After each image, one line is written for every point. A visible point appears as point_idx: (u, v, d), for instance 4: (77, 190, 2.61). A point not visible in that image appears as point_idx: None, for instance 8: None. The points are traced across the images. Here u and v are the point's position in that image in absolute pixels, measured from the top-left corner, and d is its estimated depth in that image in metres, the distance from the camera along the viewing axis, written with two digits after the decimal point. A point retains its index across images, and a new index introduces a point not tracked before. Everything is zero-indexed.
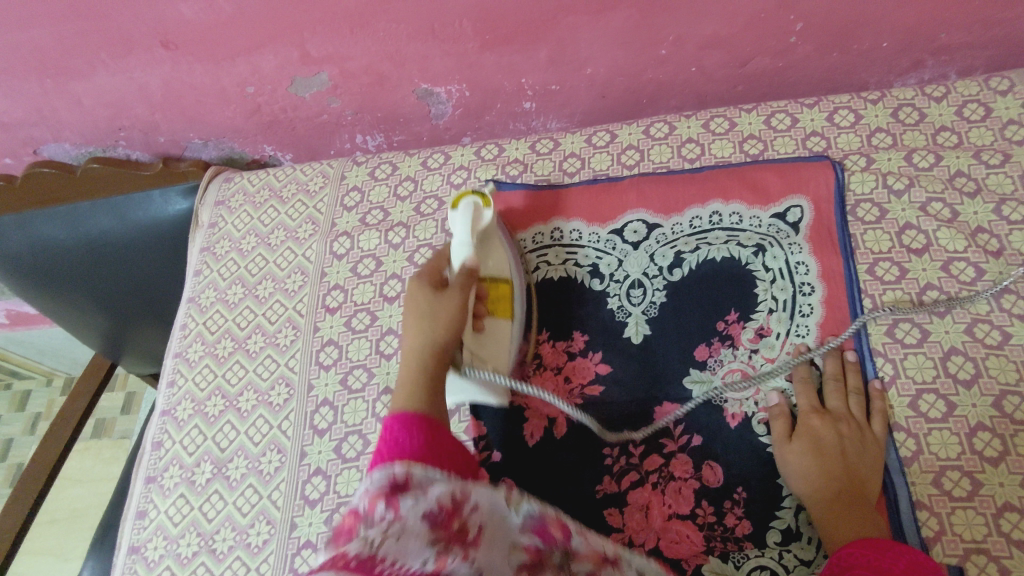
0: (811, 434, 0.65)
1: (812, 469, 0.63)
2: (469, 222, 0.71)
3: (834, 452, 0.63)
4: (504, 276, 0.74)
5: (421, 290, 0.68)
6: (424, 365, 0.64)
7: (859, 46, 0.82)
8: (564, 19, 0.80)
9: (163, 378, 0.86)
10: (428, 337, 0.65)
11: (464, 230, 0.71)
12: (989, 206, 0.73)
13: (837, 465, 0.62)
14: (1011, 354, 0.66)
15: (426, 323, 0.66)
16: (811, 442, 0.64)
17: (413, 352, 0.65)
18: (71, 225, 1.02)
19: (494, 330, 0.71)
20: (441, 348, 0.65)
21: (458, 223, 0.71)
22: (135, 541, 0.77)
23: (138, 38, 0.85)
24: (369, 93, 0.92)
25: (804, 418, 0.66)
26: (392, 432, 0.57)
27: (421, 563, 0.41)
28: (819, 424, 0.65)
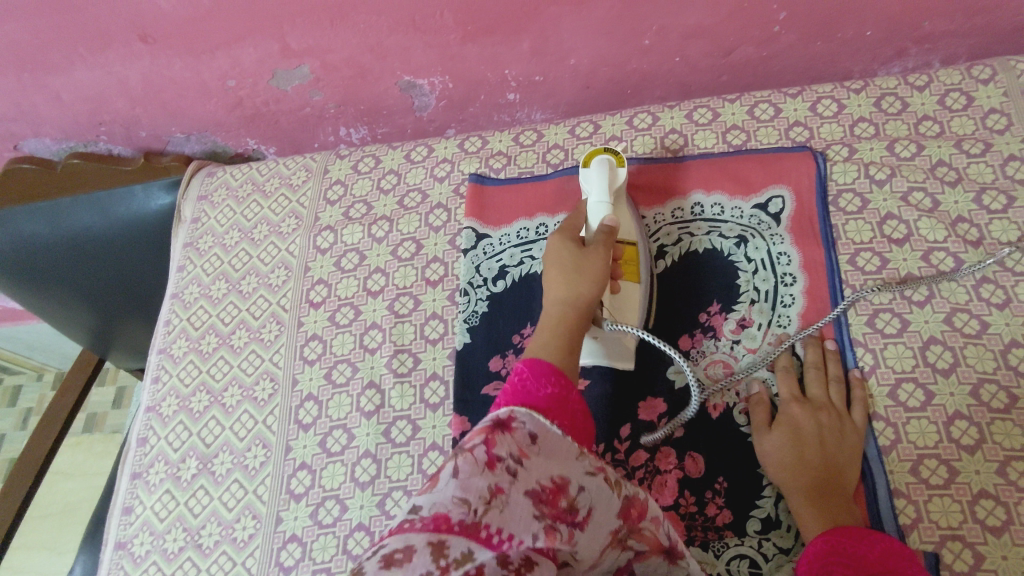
0: (792, 423, 0.65)
1: (793, 458, 0.63)
2: (607, 179, 0.72)
3: (815, 442, 0.63)
4: (630, 238, 0.74)
5: (565, 244, 0.66)
6: (567, 316, 0.62)
7: (843, 35, 0.82)
8: (546, 10, 0.80)
9: (148, 374, 0.86)
10: (577, 287, 0.62)
11: (600, 186, 0.71)
12: (969, 195, 0.73)
13: (817, 455, 0.62)
14: (989, 343, 0.66)
15: (569, 271, 0.64)
16: (791, 430, 0.64)
17: (558, 305, 0.62)
18: (52, 221, 1.01)
19: (625, 300, 0.72)
20: (587, 296, 0.62)
21: (595, 181, 0.72)
22: (121, 536, 0.77)
23: (117, 32, 0.84)
24: (351, 85, 0.91)
25: (785, 406, 0.66)
26: (525, 367, 0.56)
27: (531, 538, 0.46)
28: (800, 413, 0.65)
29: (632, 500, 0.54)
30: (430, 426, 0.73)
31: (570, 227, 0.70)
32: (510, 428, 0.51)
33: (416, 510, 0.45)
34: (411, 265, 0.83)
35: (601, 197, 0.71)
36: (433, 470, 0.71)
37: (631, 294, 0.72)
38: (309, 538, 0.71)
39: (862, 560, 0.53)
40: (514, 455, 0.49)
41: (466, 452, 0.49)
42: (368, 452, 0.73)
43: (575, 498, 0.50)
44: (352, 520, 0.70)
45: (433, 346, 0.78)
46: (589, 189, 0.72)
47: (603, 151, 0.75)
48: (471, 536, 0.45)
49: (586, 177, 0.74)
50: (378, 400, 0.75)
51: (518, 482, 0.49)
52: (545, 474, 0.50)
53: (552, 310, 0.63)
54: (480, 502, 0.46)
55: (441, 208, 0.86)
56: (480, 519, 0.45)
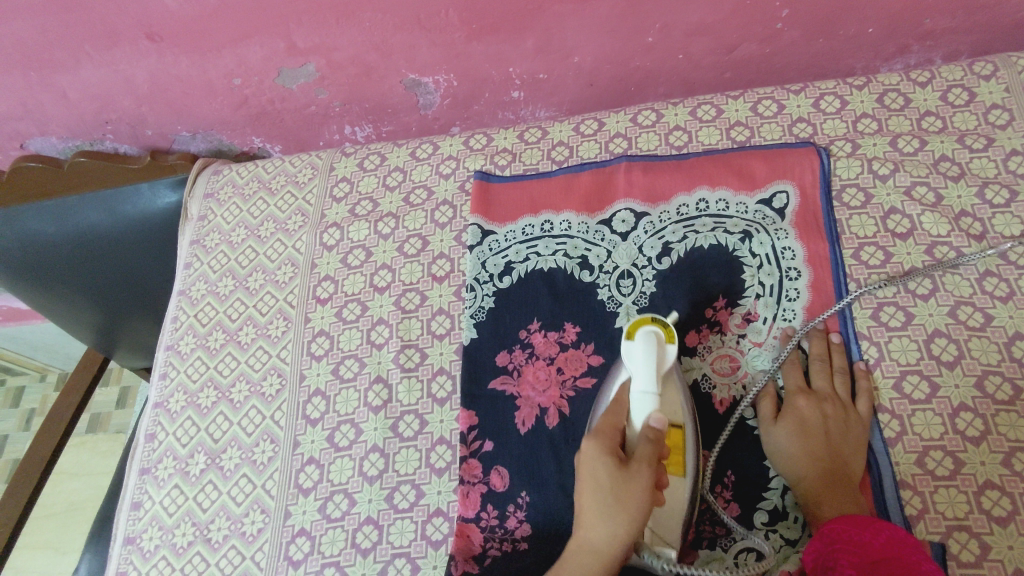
0: (797, 416, 0.65)
1: (797, 450, 0.64)
2: (653, 359, 0.62)
3: (819, 434, 0.64)
4: (676, 422, 0.64)
5: (603, 460, 0.58)
6: (603, 573, 0.56)
7: (845, 31, 0.82)
8: (551, 7, 0.80)
9: (155, 371, 0.87)
10: (618, 528, 0.56)
11: (649, 374, 0.62)
12: (973, 189, 0.73)
13: (821, 447, 0.63)
14: (993, 336, 0.67)
15: (609, 503, 0.56)
16: (796, 423, 0.65)
17: (600, 547, 0.56)
18: (60, 219, 1.02)
19: (671, 510, 0.61)
20: (624, 541, 0.56)
21: (640, 361, 0.62)
22: (130, 531, 0.77)
23: (123, 31, 0.84)
24: (357, 84, 0.91)
25: (791, 399, 0.67)
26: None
27: None
28: (805, 406, 0.66)
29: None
30: (437, 420, 0.74)
31: (611, 427, 0.61)
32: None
33: None
34: (417, 261, 0.83)
35: (650, 388, 0.61)
36: (441, 464, 0.71)
37: (677, 495, 0.62)
38: (318, 532, 0.71)
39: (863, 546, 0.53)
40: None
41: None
42: (376, 446, 0.74)
43: None
44: (361, 514, 0.71)
45: (440, 341, 0.78)
46: (633, 369, 0.63)
47: (652, 321, 0.65)
48: None
49: (631, 354, 0.64)
50: (385, 396, 0.76)
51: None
52: None
53: (584, 558, 0.56)
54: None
55: (447, 205, 0.86)
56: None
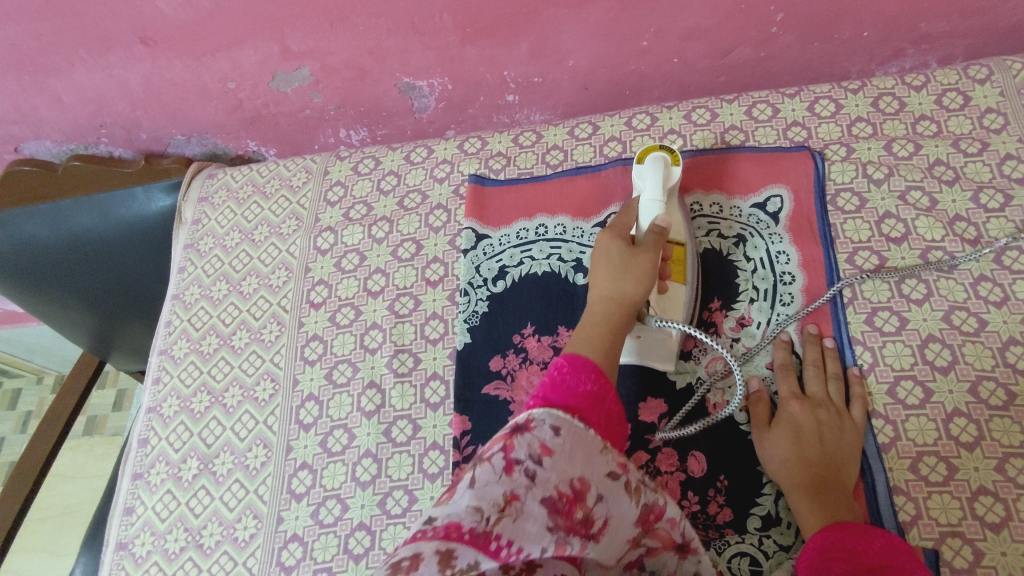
0: (791, 421, 0.65)
1: (792, 455, 0.63)
2: (660, 176, 0.69)
3: (814, 439, 0.63)
4: (679, 239, 0.72)
5: (614, 243, 0.65)
6: (615, 317, 0.61)
7: (840, 35, 0.82)
8: (545, 11, 0.80)
9: (149, 375, 0.86)
10: (623, 284, 0.62)
11: (654, 184, 0.68)
12: (967, 194, 0.73)
13: (816, 452, 0.62)
14: (987, 341, 0.67)
15: (619, 270, 0.63)
16: (791, 427, 0.64)
17: (603, 301, 0.63)
18: (53, 224, 1.01)
19: (671, 302, 0.69)
20: (634, 300, 0.62)
21: (649, 174, 0.69)
22: (122, 536, 0.77)
23: (117, 35, 0.84)
24: (351, 87, 0.91)
25: (785, 404, 0.66)
26: (565, 362, 0.56)
27: (540, 550, 0.46)
28: (799, 410, 0.65)
29: (651, 506, 0.53)
30: (430, 425, 0.73)
31: (621, 224, 0.67)
32: (530, 429, 0.50)
33: (429, 521, 0.46)
34: (411, 265, 0.83)
35: (654, 193, 0.68)
36: (433, 469, 0.71)
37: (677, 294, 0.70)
38: (310, 538, 0.71)
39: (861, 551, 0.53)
40: (528, 461, 0.49)
41: (484, 461, 0.49)
42: (369, 451, 0.73)
43: (591, 509, 0.49)
44: (353, 520, 0.71)
45: (433, 346, 0.78)
46: (642, 185, 0.70)
47: (660, 149, 0.72)
48: (481, 547, 0.45)
49: (641, 173, 0.71)
50: (378, 400, 0.76)
51: (535, 487, 0.48)
52: (563, 480, 0.49)
53: (595, 314, 0.62)
54: (493, 508, 0.47)
55: (441, 209, 0.86)
56: (490, 527, 0.46)
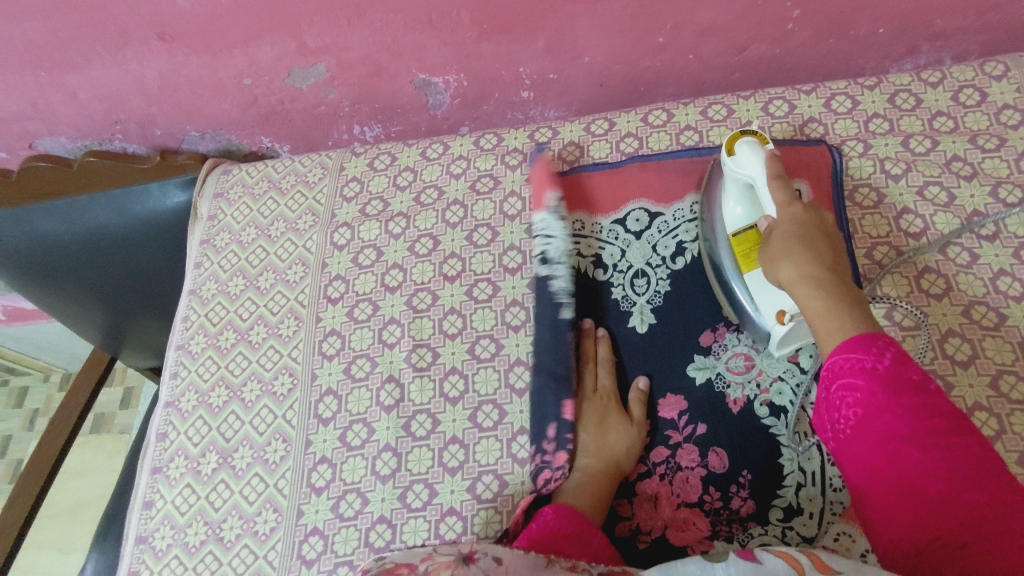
0: (794, 218, 0.61)
1: (818, 256, 0.58)
2: (759, 161, 0.67)
3: (824, 240, 0.59)
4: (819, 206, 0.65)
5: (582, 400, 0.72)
6: (598, 459, 0.68)
7: (856, 32, 0.82)
8: (562, 8, 0.80)
9: (166, 370, 0.86)
10: (602, 435, 0.69)
11: (760, 171, 0.66)
12: (985, 189, 0.73)
13: (830, 254, 0.58)
14: (1007, 334, 0.67)
15: (781, 256, 0.59)
16: (795, 228, 0.60)
17: (589, 451, 0.69)
18: (70, 219, 1.02)
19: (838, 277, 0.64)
20: (617, 443, 0.68)
21: (749, 163, 0.67)
22: (142, 530, 0.77)
23: (134, 30, 0.84)
24: (366, 84, 0.92)
25: (780, 210, 0.63)
26: (548, 511, 0.61)
27: None
28: (803, 210, 0.62)
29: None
30: (450, 419, 0.74)
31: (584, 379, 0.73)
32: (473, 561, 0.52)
33: None
34: (428, 261, 0.83)
35: (766, 175, 0.65)
36: (454, 463, 0.71)
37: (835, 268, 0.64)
38: (331, 531, 0.71)
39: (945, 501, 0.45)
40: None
41: None
42: (389, 445, 0.74)
43: None
44: (373, 513, 0.71)
45: (452, 341, 0.78)
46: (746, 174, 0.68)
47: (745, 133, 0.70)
48: None
49: (735, 161, 0.68)
50: (397, 395, 0.76)
51: None
52: None
53: (583, 464, 0.68)
54: None
55: (457, 205, 0.86)
56: None
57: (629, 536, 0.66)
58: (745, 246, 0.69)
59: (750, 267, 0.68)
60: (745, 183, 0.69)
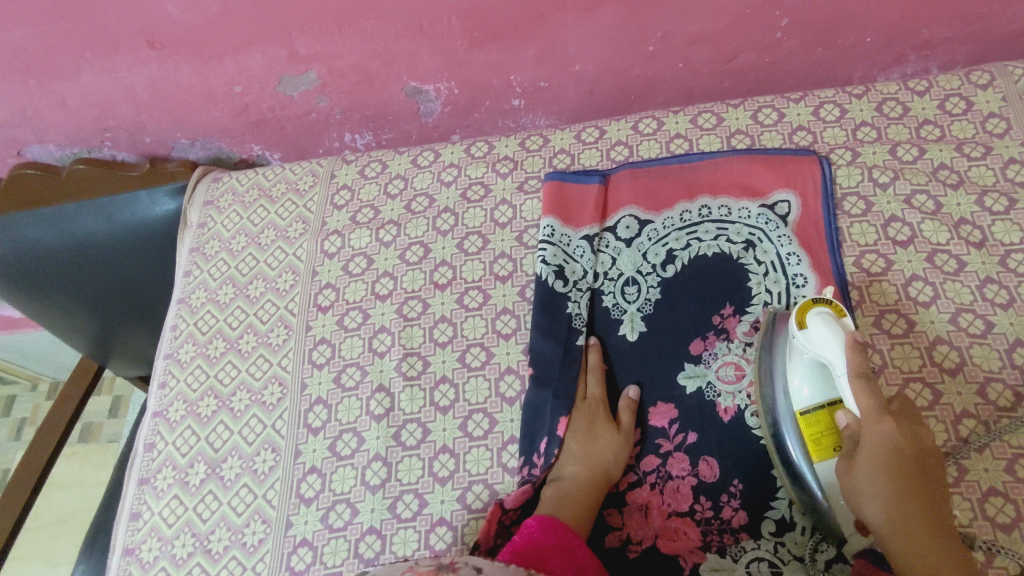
0: (884, 441, 0.55)
1: (898, 504, 0.53)
2: (838, 342, 0.60)
3: (912, 468, 0.54)
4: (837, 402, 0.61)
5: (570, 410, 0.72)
6: (585, 468, 0.67)
7: (843, 41, 0.83)
8: (553, 16, 0.81)
9: (155, 380, 0.86)
10: (591, 444, 0.69)
11: (839, 355, 0.59)
12: (972, 197, 0.74)
13: (910, 498, 0.53)
14: (994, 342, 0.67)
15: (871, 493, 0.54)
16: (887, 456, 0.54)
17: (575, 460, 0.68)
18: (57, 227, 1.01)
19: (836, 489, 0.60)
20: (605, 453, 0.68)
21: (826, 346, 0.60)
22: (129, 542, 0.76)
23: (124, 37, 0.84)
24: (357, 91, 0.92)
25: (869, 425, 0.56)
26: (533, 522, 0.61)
27: None
28: (895, 431, 0.56)
29: None
30: (440, 429, 0.73)
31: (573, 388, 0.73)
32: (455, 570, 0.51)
33: None
34: (419, 269, 0.83)
35: (847, 367, 0.58)
36: (444, 473, 0.71)
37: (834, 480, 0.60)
38: (320, 542, 0.70)
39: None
40: None
41: None
42: (379, 455, 0.73)
43: None
44: (363, 524, 0.70)
45: (442, 349, 0.78)
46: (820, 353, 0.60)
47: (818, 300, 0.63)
48: None
49: (808, 338, 0.61)
50: (387, 404, 0.76)
51: None
52: None
53: (570, 472, 0.68)
54: None
55: (448, 213, 0.86)
56: None
57: (620, 546, 0.66)
58: (815, 432, 0.61)
59: (819, 458, 0.60)
60: (815, 360, 0.62)
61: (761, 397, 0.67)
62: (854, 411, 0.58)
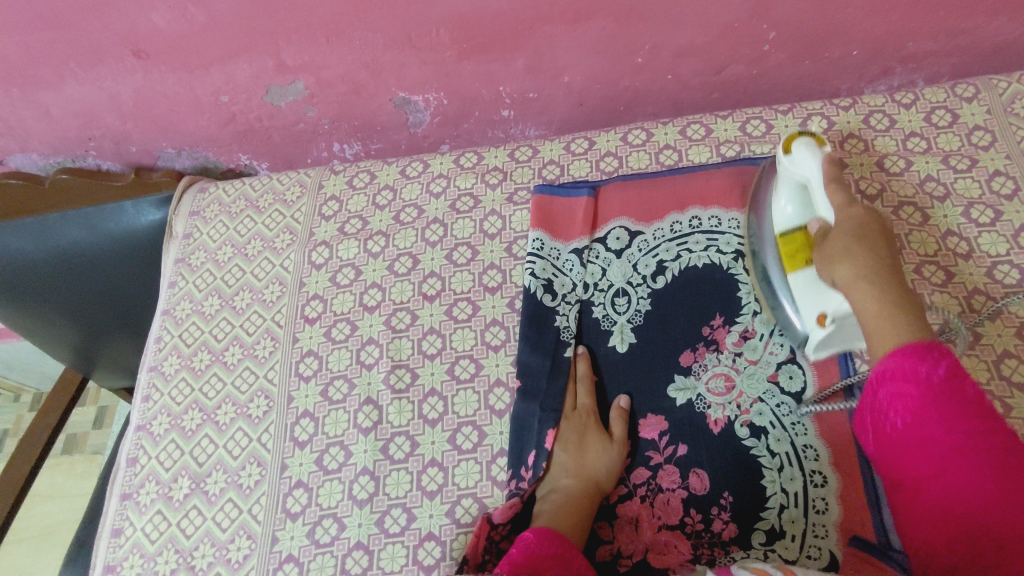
0: (855, 224, 0.61)
1: (875, 265, 0.59)
2: (817, 161, 0.65)
3: (883, 242, 0.60)
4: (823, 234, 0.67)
5: (561, 420, 0.71)
6: (579, 478, 0.67)
7: (831, 54, 0.84)
8: (542, 28, 0.81)
9: (138, 392, 0.84)
10: (583, 454, 0.68)
11: (817, 173, 0.65)
12: (958, 209, 0.75)
13: (879, 252, 0.59)
14: (981, 353, 0.67)
15: (851, 260, 0.59)
16: (856, 233, 0.60)
17: (569, 470, 0.68)
18: (40, 238, 1.00)
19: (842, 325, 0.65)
20: (597, 463, 0.68)
21: (807, 163, 0.65)
22: (109, 560, 0.74)
23: (109, 47, 0.83)
24: (346, 102, 0.91)
25: (841, 211, 0.62)
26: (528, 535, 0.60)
27: None
28: (864, 212, 0.61)
29: None
30: (429, 441, 0.73)
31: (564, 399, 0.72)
32: None
33: None
34: (407, 280, 0.83)
35: (823, 179, 0.64)
36: (433, 487, 0.70)
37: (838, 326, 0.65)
38: (306, 558, 0.69)
39: (943, 523, 0.50)
40: None
41: None
42: (366, 468, 0.72)
43: None
44: (351, 539, 0.69)
45: (431, 361, 0.77)
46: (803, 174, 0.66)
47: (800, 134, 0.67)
48: None
49: (791, 161, 0.67)
50: (375, 417, 0.75)
51: None
52: None
53: (564, 483, 0.67)
54: None
55: (437, 223, 0.86)
56: None
57: (610, 561, 0.66)
58: (792, 248, 0.68)
59: (795, 269, 0.67)
60: (799, 183, 0.68)
61: (750, 220, 0.75)
62: (827, 217, 0.65)
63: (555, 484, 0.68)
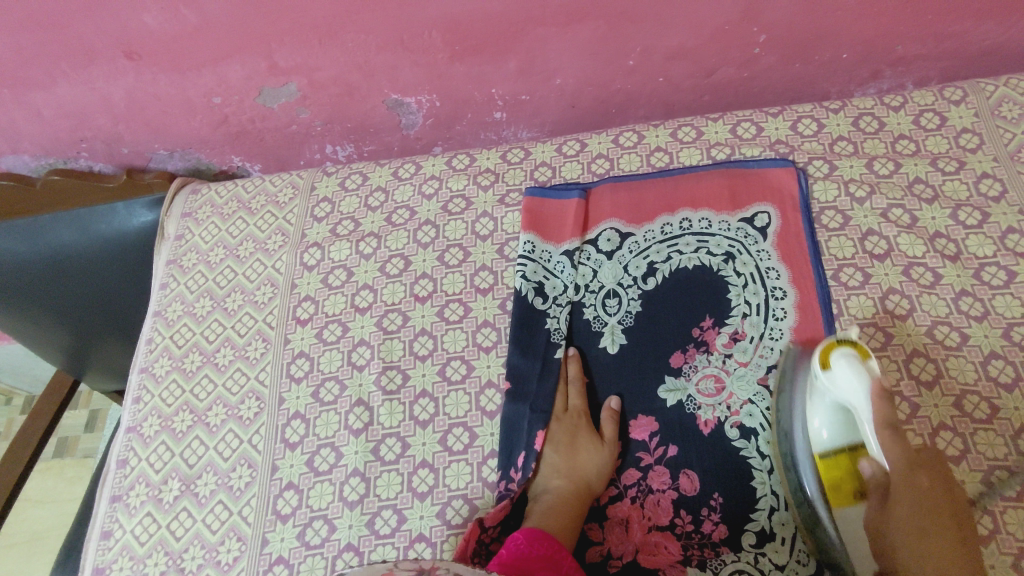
0: (916, 491, 0.55)
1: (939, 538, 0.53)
2: (865, 381, 0.56)
3: (949, 510, 0.55)
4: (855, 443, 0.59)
5: (553, 424, 0.71)
6: (570, 481, 0.67)
7: (820, 56, 0.84)
8: (533, 30, 0.81)
9: (129, 394, 0.84)
10: (575, 458, 0.68)
11: (864, 405, 0.56)
12: (946, 211, 0.75)
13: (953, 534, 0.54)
14: (969, 354, 0.68)
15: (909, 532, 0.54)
16: (924, 502, 0.55)
17: (561, 473, 0.68)
18: (32, 240, 1.00)
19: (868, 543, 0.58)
20: (589, 467, 0.68)
21: (851, 386, 0.56)
22: (99, 562, 0.74)
23: (101, 48, 0.83)
24: (338, 104, 0.91)
25: (903, 470, 0.55)
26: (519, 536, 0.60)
27: None
28: (926, 485, 0.55)
29: None
30: (420, 443, 0.73)
31: (556, 403, 0.72)
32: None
33: None
34: (399, 282, 0.83)
35: (873, 415, 0.56)
36: (423, 488, 0.70)
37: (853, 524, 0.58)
38: (296, 560, 0.69)
39: None
40: None
41: None
42: (357, 470, 0.72)
43: None
44: (340, 541, 0.69)
45: (422, 362, 0.77)
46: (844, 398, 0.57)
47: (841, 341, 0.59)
48: None
49: (831, 378, 0.58)
50: (366, 418, 0.75)
51: None
52: None
53: (556, 486, 0.67)
54: None
55: (429, 225, 0.86)
56: None
57: (601, 562, 0.66)
58: (833, 474, 0.59)
59: (837, 504, 0.59)
60: (835, 400, 0.59)
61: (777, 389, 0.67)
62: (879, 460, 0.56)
63: (547, 487, 0.68)
